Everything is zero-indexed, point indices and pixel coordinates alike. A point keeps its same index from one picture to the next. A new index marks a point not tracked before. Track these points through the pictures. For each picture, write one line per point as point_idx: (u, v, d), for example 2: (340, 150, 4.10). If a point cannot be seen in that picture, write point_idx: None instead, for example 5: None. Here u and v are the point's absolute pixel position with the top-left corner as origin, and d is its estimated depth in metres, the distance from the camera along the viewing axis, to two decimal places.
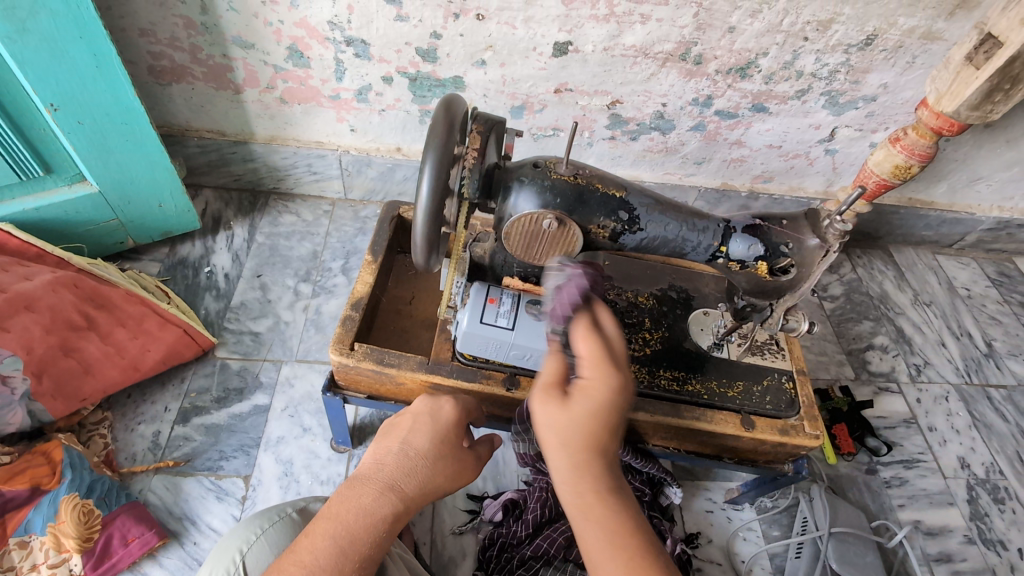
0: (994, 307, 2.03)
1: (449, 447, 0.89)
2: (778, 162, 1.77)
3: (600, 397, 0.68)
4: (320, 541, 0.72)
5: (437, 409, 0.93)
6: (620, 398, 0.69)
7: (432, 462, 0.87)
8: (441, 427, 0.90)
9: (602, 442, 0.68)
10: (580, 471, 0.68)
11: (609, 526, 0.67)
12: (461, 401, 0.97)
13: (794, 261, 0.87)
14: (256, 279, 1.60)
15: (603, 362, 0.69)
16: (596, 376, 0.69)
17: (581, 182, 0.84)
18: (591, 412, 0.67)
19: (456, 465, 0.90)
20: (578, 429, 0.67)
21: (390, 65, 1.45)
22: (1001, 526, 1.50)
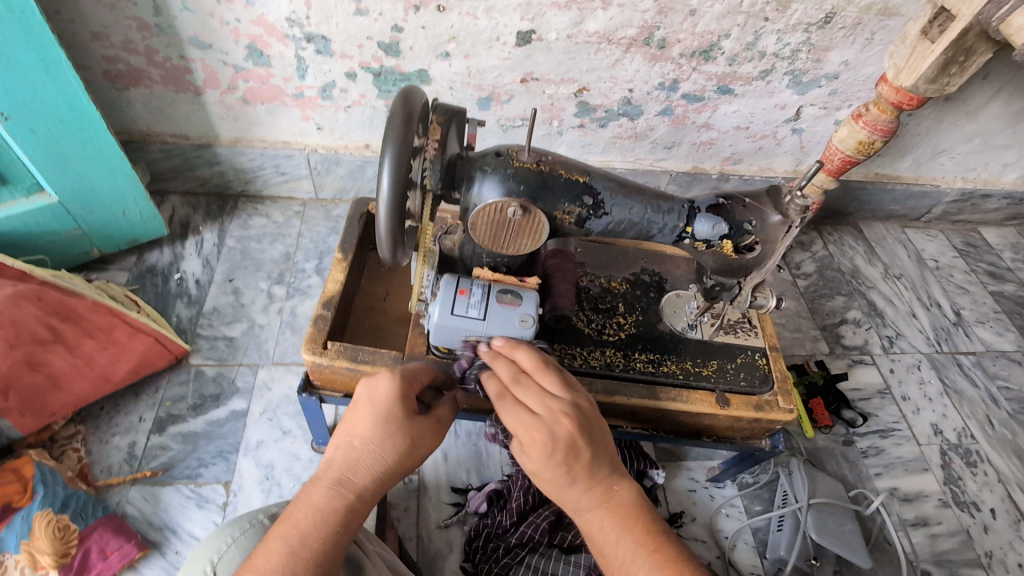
0: (962, 277, 2.08)
1: (393, 424, 0.83)
2: (746, 144, 1.78)
3: (536, 459, 0.75)
4: (269, 549, 0.72)
5: (377, 385, 0.85)
6: (555, 444, 0.74)
7: (378, 444, 0.82)
8: (381, 406, 0.83)
9: (560, 486, 0.75)
10: (565, 500, 0.77)
11: (606, 525, 0.76)
12: (406, 369, 0.89)
13: (758, 239, 0.88)
14: (229, 284, 1.58)
15: (526, 430, 0.76)
16: (524, 436, 0.76)
17: (544, 169, 0.84)
18: (536, 471, 0.76)
19: (408, 440, 0.83)
20: (543, 480, 0.76)
21: (353, 61, 1.43)
22: (973, 488, 1.55)
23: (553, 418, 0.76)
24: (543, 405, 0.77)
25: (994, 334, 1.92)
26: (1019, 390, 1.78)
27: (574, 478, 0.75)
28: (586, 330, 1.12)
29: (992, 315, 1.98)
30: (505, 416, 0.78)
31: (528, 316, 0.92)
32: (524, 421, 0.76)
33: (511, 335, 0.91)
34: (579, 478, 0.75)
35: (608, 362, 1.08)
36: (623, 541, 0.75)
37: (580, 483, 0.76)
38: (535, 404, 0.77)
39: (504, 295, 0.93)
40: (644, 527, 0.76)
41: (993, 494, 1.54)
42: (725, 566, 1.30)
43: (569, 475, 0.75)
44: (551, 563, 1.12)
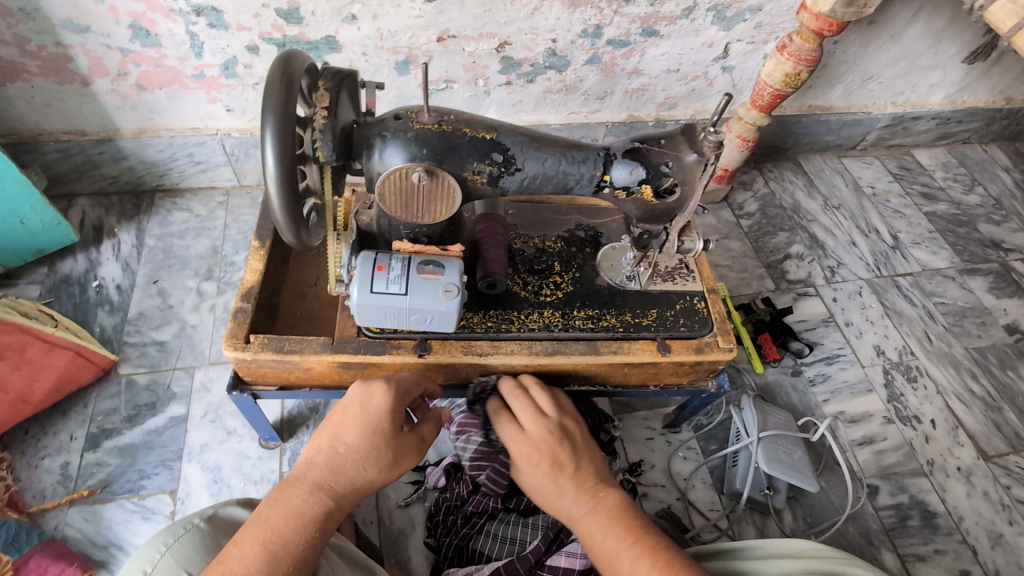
0: (898, 201, 2.14)
1: (384, 437, 0.83)
2: (679, 87, 1.75)
3: (527, 467, 0.87)
4: (247, 552, 0.69)
5: (370, 395, 0.85)
6: (545, 452, 0.87)
7: (367, 456, 0.82)
8: (373, 417, 0.83)
9: (551, 489, 0.86)
10: (558, 508, 0.86)
11: (595, 528, 0.82)
12: (399, 380, 0.89)
13: (676, 181, 0.85)
14: (153, 286, 1.49)
15: (519, 443, 0.89)
16: (517, 448, 0.89)
17: (446, 129, 0.79)
18: (529, 480, 0.88)
19: (394, 453, 0.84)
20: (536, 490, 0.88)
21: (251, 33, 1.32)
22: (914, 402, 1.62)
23: (540, 430, 0.89)
24: (533, 421, 0.90)
25: (929, 253, 1.99)
26: (954, 304, 1.86)
27: (561, 485, 0.86)
28: (523, 293, 1.09)
29: (927, 235, 2.04)
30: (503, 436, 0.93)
31: (453, 285, 0.88)
32: (516, 437, 0.91)
33: (437, 307, 0.88)
34: (569, 484, 0.86)
35: (546, 323, 1.06)
36: (611, 545, 0.80)
37: (569, 489, 0.86)
38: (525, 420, 0.91)
39: (425, 266, 0.89)
40: (631, 529, 0.81)
41: (933, 405, 1.62)
42: (685, 507, 1.34)
43: (558, 478, 0.86)
44: (511, 528, 1.13)
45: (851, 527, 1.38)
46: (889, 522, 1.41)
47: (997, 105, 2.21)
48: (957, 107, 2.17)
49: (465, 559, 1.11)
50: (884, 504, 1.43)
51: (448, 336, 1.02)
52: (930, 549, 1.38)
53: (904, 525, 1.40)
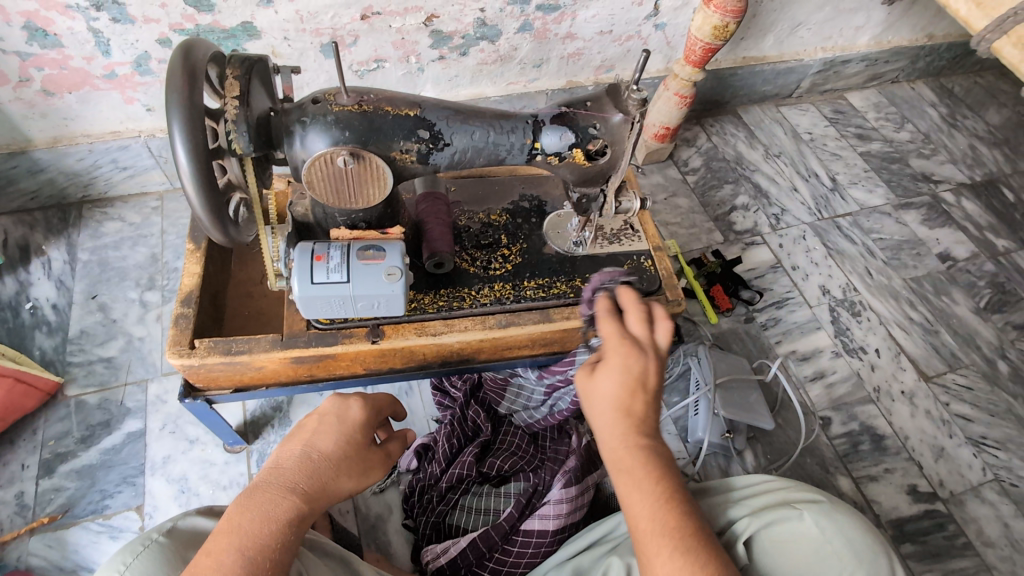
0: (834, 144, 2.21)
1: (355, 448, 0.86)
2: (614, 48, 1.75)
3: (617, 362, 0.77)
4: (220, 558, 0.67)
5: (346, 410, 0.89)
6: (636, 368, 0.77)
7: (339, 463, 0.83)
8: (346, 427, 0.87)
9: (624, 402, 0.75)
10: (610, 424, 0.75)
11: (648, 465, 0.72)
12: (370, 398, 0.95)
13: (606, 142, 0.86)
14: (93, 301, 1.41)
15: (621, 343, 0.79)
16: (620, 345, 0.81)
17: (367, 109, 0.77)
18: (612, 372, 0.77)
19: (364, 464, 0.87)
20: (608, 380, 0.77)
21: (160, 25, 1.25)
22: (860, 334, 1.71)
23: (642, 350, 0.79)
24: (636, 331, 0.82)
25: (866, 193, 2.07)
26: (891, 239, 1.95)
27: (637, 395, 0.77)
28: (472, 269, 1.10)
29: (863, 174, 2.13)
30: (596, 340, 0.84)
31: (396, 268, 0.87)
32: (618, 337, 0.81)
33: (381, 292, 0.87)
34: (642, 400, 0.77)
35: (498, 296, 1.07)
36: (654, 486, 0.71)
37: (637, 411, 0.75)
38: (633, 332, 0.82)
39: (365, 251, 0.88)
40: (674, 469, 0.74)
41: (877, 336, 1.71)
42: None
43: (633, 396, 0.75)
44: (484, 498, 1.14)
45: (808, 458, 1.47)
46: (843, 449, 1.49)
47: (920, 43, 2.29)
48: (883, 47, 2.23)
49: (442, 535, 1.12)
50: (837, 432, 1.52)
51: (400, 319, 1.01)
52: (881, 469, 1.48)
53: (856, 450, 1.49)
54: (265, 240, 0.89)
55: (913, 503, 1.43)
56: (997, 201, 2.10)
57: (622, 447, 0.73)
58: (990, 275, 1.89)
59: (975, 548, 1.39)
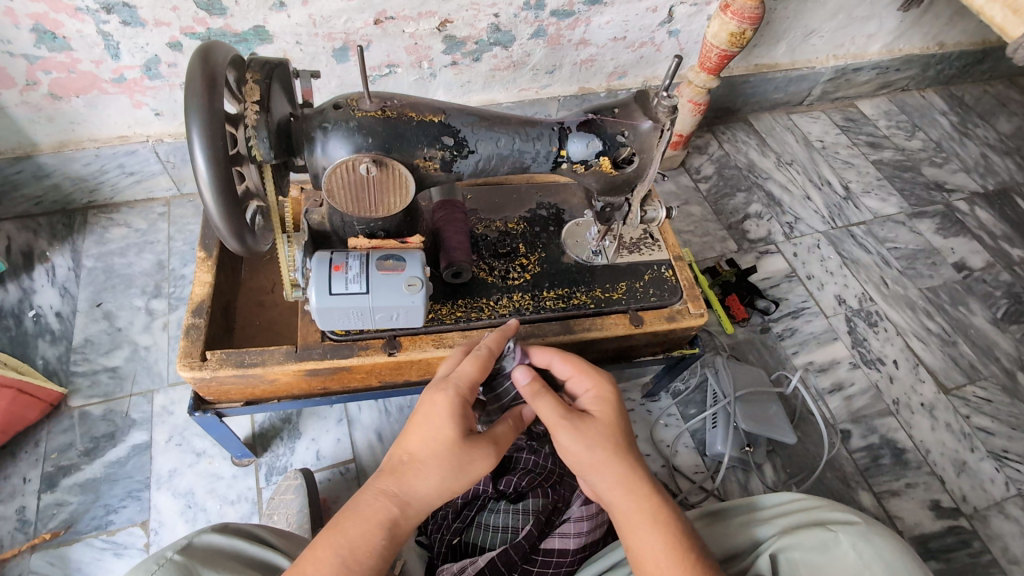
0: (846, 152, 2.19)
1: (447, 445, 0.75)
2: (627, 55, 1.73)
3: (599, 419, 0.80)
4: (319, 556, 0.70)
5: (428, 404, 0.77)
6: (610, 417, 0.82)
7: (433, 466, 0.74)
8: (434, 424, 0.75)
9: (623, 450, 0.80)
10: (614, 476, 0.78)
11: (654, 511, 0.78)
12: (453, 379, 0.79)
13: (634, 150, 0.83)
14: (97, 309, 1.37)
15: (597, 396, 0.83)
16: (588, 398, 0.84)
17: (391, 115, 0.74)
18: (600, 422, 0.80)
19: (460, 462, 0.75)
20: (593, 434, 0.79)
21: (172, 28, 1.22)
22: (877, 345, 1.68)
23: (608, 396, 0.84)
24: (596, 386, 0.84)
25: (879, 201, 2.05)
26: (906, 248, 1.93)
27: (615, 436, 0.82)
28: (489, 279, 1.08)
29: (876, 183, 2.10)
30: (545, 397, 0.79)
31: (416, 278, 0.85)
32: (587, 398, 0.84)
33: (401, 303, 0.84)
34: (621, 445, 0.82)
35: (517, 307, 1.05)
36: (663, 531, 0.77)
37: (631, 457, 0.80)
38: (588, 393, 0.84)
39: (385, 261, 0.85)
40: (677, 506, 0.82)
41: (894, 346, 1.69)
42: (671, 473, 1.35)
43: (621, 445, 0.80)
44: (502, 516, 1.09)
45: (828, 472, 1.44)
46: (863, 463, 1.46)
47: (931, 51, 2.28)
48: (894, 55, 2.22)
49: (458, 554, 1.07)
50: (857, 446, 1.49)
51: (417, 331, 0.99)
52: (902, 483, 1.44)
53: (876, 465, 1.46)
54: (284, 249, 0.86)
55: (936, 519, 1.40)
56: (1011, 211, 2.08)
57: (628, 495, 0.79)
58: (1007, 284, 1.87)
59: (1000, 566, 1.35)
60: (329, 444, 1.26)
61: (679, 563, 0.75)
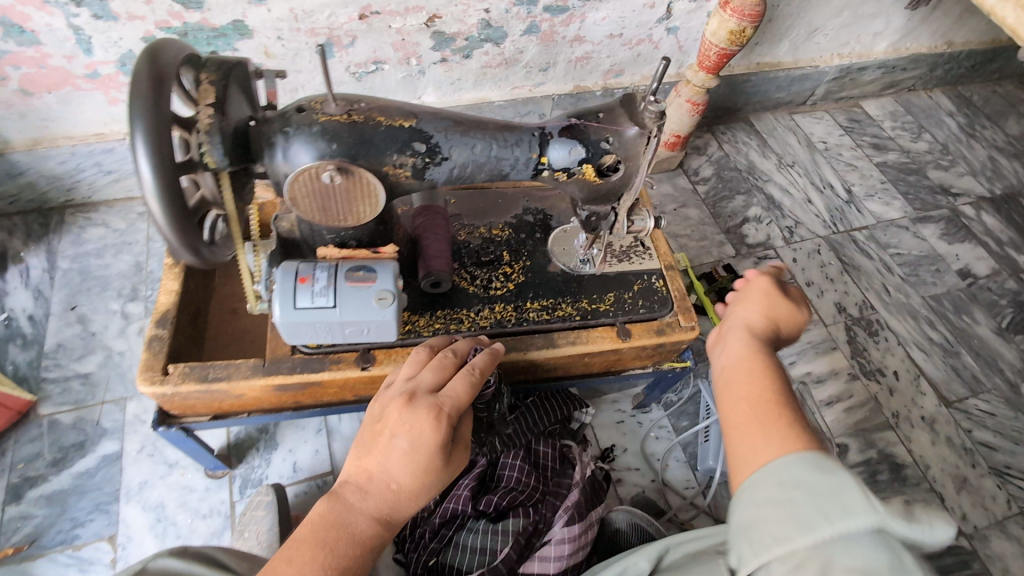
0: (849, 154, 2.13)
1: (434, 474, 0.78)
2: (624, 52, 1.68)
3: (759, 301, 0.79)
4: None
5: (420, 432, 0.76)
6: (764, 318, 0.77)
7: (420, 491, 0.78)
8: (425, 457, 0.76)
9: (762, 343, 0.73)
10: (736, 343, 0.74)
11: (762, 383, 0.68)
12: (438, 406, 0.78)
13: (619, 157, 0.78)
14: (71, 313, 1.33)
15: (770, 300, 0.79)
16: (781, 305, 0.80)
17: (357, 119, 0.69)
18: (756, 302, 0.79)
19: (444, 481, 0.81)
20: (748, 307, 0.79)
21: (146, 22, 1.17)
22: (877, 355, 1.63)
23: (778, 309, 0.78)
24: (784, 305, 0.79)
25: (883, 205, 1.99)
26: (909, 254, 1.87)
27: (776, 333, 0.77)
28: (471, 289, 1.03)
29: (879, 186, 2.05)
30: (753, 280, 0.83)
31: (388, 291, 0.80)
32: (764, 301, 0.79)
33: (371, 318, 0.79)
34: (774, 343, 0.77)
35: (498, 319, 1.00)
36: (765, 399, 0.66)
37: (762, 345, 0.73)
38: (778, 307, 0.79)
39: (354, 272, 0.80)
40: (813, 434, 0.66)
41: (895, 357, 1.64)
42: (660, 488, 1.31)
43: (761, 340, 0.74)
44: (480, 537, 1.05)
45: None
46: (860, 478, 1.42)
47: (939, 50, 2.21)
48: (901, 54, 2.16)
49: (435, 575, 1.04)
50: (854, 461, 1.44)
51: (392, 344, 0.94)
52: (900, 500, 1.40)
53: (874, 480, 1.42)
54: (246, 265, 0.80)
55: None
56: (1019, 216, 2.02)
57: (744, 364, 0.71)
58: (1013, 293, 1.81)
59: None
60: (307, 455, 1.22)
61: (761, 412, 0.64)
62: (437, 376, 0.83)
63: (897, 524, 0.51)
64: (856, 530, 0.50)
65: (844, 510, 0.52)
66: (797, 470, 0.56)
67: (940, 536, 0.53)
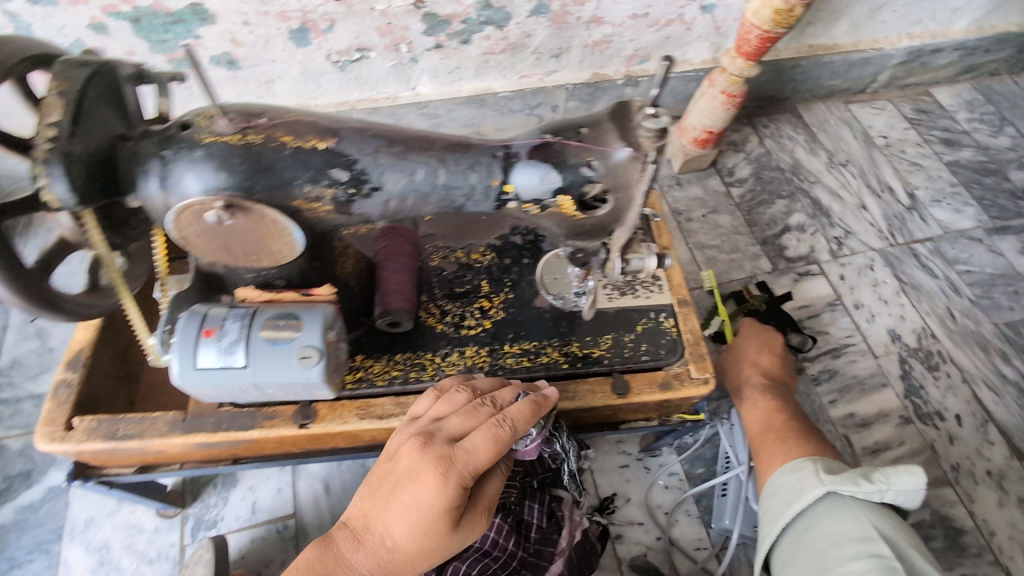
0: (914, 151, 1.84)
1: (435, 540, 0.60)
2: (649, 35, 1.45)
3: (751, 348, 1.06)
4: None
5: (421, 490, 0.59)
6: (762, 361, 1.04)
7: (416, 556, 0.61)
8: (423, 518, 0.59)
9: (763, 382, 1.00)
10: (746, 385, 1.00)
11: (768, 410, 0.94)
12: (449, 462, 0.60)
13: (606, 186, 0.60)
14: (31, 325, 1.24)
15: (763, 350, 1.05)
16: (771, 352, 1.05)
17: (253, 141, 0.54)
18: (753, 351, 1.05)
19: (451, 550, 0.63)
20: (745, 357, 1.05)
21: (90, 7, 1.05)
22: (936, 395, 1.39)
23: (770, 354, 1.05)
24: (773, 350, 1.06)
25: (952, 213, 1.71)
26: (982, 273, 1.60)
27: (765, 365, 1.03)
28: (439, 327, 0.87)
29: (949, 190, 1.76)
30: (747, 336, 1.08)
31: (313, 348, 0.64)
32: (759, 349, 1.05)
33: (292, 381, 0.64)
34: (770, 376, 1.02)
35: (468, 366, 0.84)
36: (776, 422, 0.92)
37: (768, 383, 0.99)
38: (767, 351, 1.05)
39: (273, 323, 0.65)
40: (811, 424, 0.93)
41: (958, 398, 1.39)
42: (666, 548, 1.13)
43: (764, 380, 1.00)
44: None
45: None
46: None
47: None
48: (985, 33, 1.84)
49: None
50: None
51: (339, 395, 0.80)
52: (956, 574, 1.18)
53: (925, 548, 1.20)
54: (135, 308, 0.64)
55: None
56: None
57: (755, 397, 0.97)
58: None
59: None
60: (267, 494, 1.09)
61: (773, 427, 0.91)
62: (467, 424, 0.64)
63: (844, 488, 0.75)
64: (806, 498, 0.76)
65: (801, 493, 0.77)
66: (804, 471, 0.80)
67: (914, 482, 0.74)
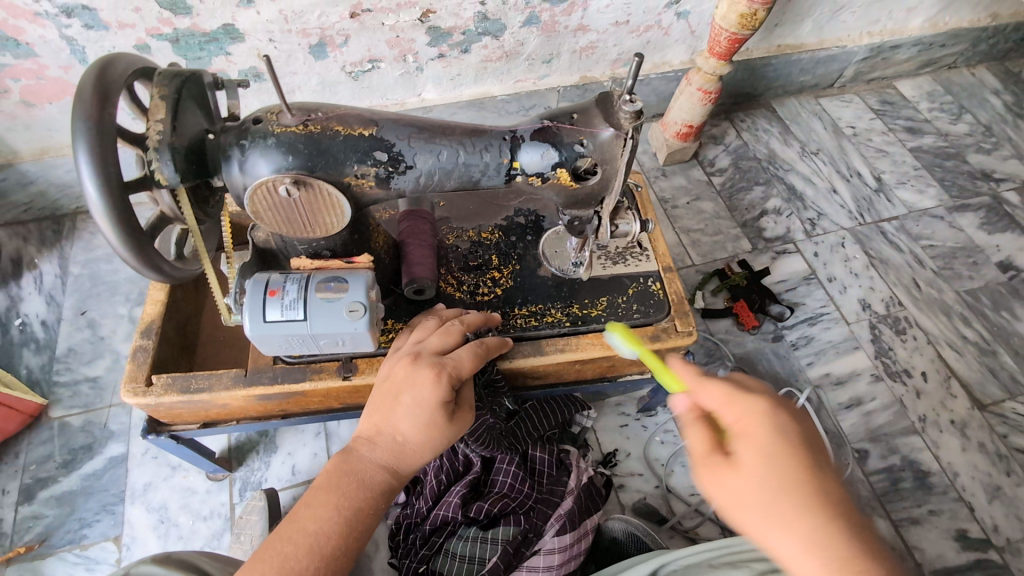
0: (880, 139, 2.00)
1: (436, 429, 0.75)
2: (631, 40, 1.60)
3: (782, 487, 0.55)
4: (321, 516, 0.71)
5: (422, 389, 0.74)
6: (823, 524, 0.53)
7: (423, 445, 0.76)
8: (426, 412, 0.74)
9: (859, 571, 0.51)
10: None
11: None
12: (440, 364, 0.77)
13: (595, 160, 0.74)
14: (82, 317, 1.36)
15: (795, 488, 0.54)
16: (796, 472, 0.55)
17: (313, 130, 0.67)
18: (793, 505, 0.54)
19: (447, 441, 0.78)
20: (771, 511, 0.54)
21: (137, 30, 1.18)
22: (904, 355, 1.53)
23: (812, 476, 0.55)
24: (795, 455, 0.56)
25: (916, 193, 1.86)
26: (943, 246, 1.74)
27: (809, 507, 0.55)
28: (457, 295, 1.00)
29: (913, 173, 1.91)
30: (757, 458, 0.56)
31: (359, 303, 0.77)
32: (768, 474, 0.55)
33: (343, 331, 0.78)
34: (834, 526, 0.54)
35: None
36: None
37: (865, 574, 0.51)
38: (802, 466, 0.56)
39: (325, 283, 0.78)
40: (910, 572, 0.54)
41: (924, 357, 1.53)
42: (663, 495, 1.26)
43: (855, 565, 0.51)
44: (469, 545, 1.04)
45: None
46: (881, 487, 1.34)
47: (982, 24, 2.05)
48: (939, 30, 2.01)
49: None
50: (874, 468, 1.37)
51: (376, 353, 0.92)
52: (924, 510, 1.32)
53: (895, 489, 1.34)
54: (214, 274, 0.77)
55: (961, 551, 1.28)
56: None
57: None
58: None
59: None
60: (305, 458, 1.21)
61: None
62: (444, 341, 0.81)
63: None
64: None
65: None
66: None
67: None
